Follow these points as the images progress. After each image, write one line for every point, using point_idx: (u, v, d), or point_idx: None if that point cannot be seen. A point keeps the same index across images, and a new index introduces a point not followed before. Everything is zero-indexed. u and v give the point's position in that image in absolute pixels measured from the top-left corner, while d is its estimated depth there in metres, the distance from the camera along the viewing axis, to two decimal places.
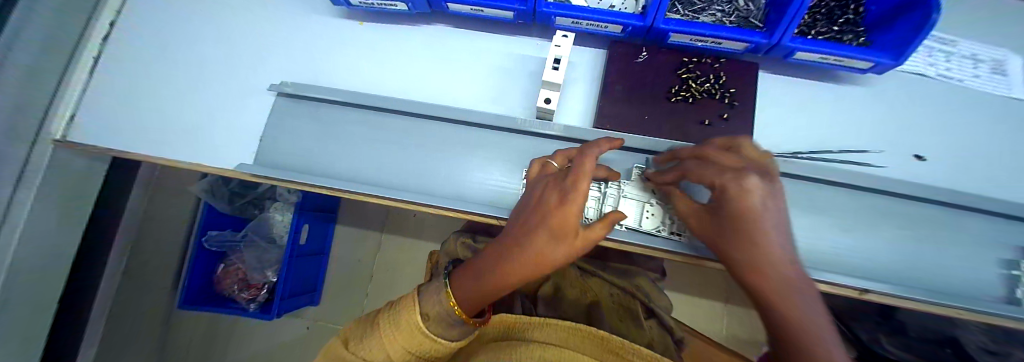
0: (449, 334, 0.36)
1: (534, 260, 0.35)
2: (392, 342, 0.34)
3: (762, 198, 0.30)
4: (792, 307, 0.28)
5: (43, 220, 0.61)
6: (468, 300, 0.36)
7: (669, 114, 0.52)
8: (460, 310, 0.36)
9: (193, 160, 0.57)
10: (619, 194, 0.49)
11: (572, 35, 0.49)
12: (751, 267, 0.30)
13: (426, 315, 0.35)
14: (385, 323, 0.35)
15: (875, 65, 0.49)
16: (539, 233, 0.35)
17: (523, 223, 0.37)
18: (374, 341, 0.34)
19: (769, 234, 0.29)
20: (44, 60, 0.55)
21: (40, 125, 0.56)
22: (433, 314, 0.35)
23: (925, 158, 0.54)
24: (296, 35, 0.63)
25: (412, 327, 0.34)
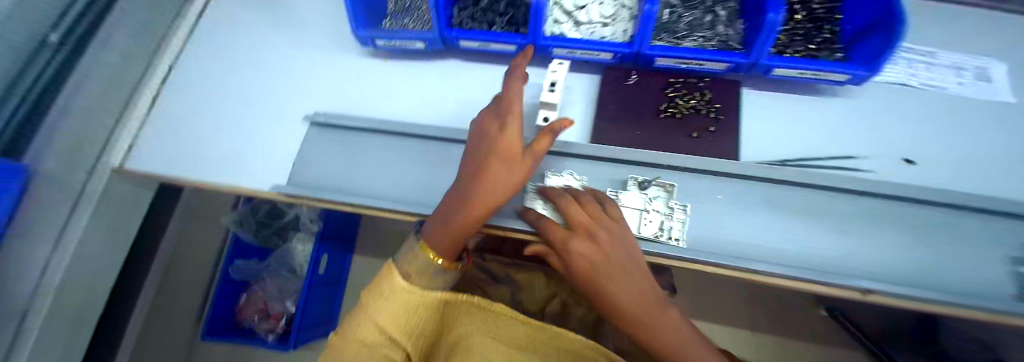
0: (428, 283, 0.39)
1: (494, 188, 0.38)
2: (381, 310, 0.35)
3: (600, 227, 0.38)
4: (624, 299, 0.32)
5: (93, 240, 0.67)
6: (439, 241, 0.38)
7: (660, 129, 0.56)
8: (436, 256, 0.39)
9: (232, 183, 0.64)
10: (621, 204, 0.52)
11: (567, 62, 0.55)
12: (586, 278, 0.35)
13: (409, 274, 0.37)
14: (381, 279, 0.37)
15: (851, 77, 0.53)
16: (496, 163, 0.38)
17: (478, 158, 0.40)
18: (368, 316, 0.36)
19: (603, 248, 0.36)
20: (109, 99, 0.64)
21: (101, 156, 0.65)
22: (414, 271, 0.38)
23: (916, 162, 0.55)
24: (327, 74, 0.72)
25: (398, 290, 0.35)
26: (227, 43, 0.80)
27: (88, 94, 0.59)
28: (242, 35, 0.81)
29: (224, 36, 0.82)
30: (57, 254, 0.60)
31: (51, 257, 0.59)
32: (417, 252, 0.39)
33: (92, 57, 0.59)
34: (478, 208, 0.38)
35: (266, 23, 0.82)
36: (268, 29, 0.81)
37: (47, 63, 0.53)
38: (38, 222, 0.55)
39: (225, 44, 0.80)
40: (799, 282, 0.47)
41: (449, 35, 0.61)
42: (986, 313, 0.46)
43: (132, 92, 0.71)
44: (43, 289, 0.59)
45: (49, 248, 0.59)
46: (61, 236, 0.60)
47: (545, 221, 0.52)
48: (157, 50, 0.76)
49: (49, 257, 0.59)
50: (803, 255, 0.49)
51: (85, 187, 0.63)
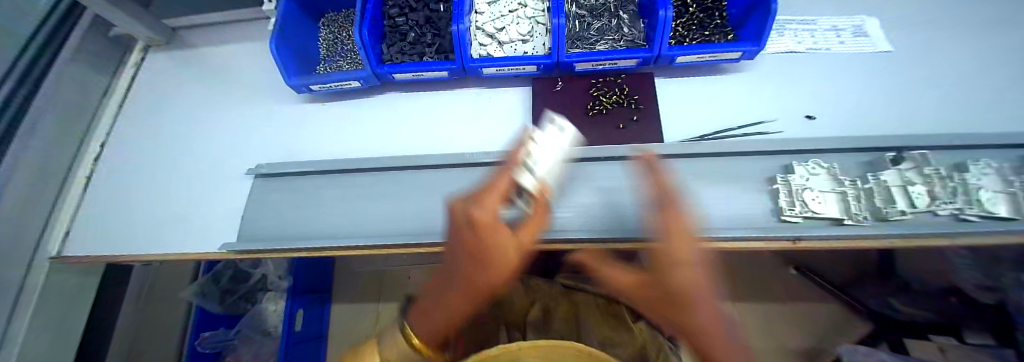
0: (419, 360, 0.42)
1: (490, 270, 0.41)
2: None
3: (678, 234, 0.35)
4: (708, 323, 0.29)
5: (39, 340, 0.68)
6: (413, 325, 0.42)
7: (590, 126, 0.60)
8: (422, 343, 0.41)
9: (177, 251, 0.62)
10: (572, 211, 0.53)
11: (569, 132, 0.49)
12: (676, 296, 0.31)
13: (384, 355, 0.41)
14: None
15: (743, 53, 0.59)
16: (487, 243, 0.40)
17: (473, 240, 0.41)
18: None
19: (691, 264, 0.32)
20: (37, 189, 0.66)
21: (35, 250, 0.66)
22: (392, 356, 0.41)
23: (817, 117, 0.62)
24: (267, 125, 0.72)
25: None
26: (159, 111, 0.81)
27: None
28: (174, 100, 0.81)
29: (154, 106, 0.82)
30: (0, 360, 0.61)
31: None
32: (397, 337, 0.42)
33: (5, 164, 0.62)
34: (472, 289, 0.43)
35: (198, 84, 0.82)
36: (200, 90, 0.81)
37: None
38: None
39: (158, 112, 0.81)
40: (738, 244, 0.51)
41: (381, 71, 0.64)
42: (893, 238, 0.51)
43: (62, 177, 0.72)
44: None
45: None
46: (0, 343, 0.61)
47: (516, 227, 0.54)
48: (83, 136, 0.77)
49: None
50: (729, 218, 0.53)
51: (24, 285, 0.64)
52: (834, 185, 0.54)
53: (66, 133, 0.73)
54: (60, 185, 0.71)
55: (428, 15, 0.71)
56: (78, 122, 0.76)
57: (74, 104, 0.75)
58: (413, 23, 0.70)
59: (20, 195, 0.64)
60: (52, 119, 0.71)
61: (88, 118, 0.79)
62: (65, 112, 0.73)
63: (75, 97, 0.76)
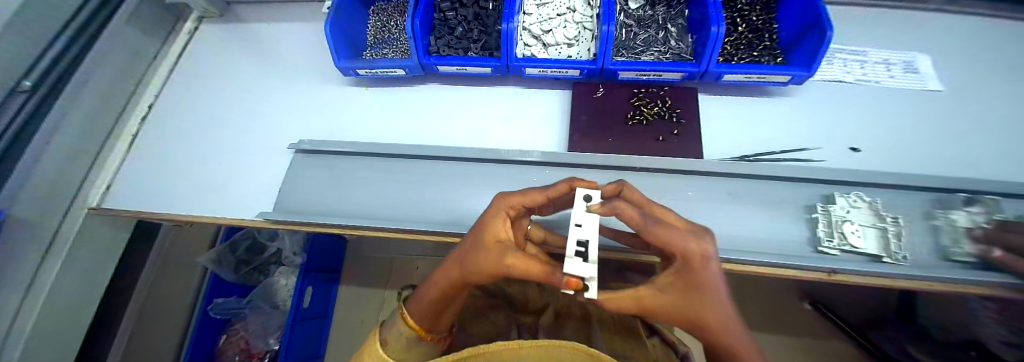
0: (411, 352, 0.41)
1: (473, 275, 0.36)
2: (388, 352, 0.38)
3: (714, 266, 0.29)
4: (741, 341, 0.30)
5: (66, 287, 0.69)
6: (418, 319, 0.40)
7: (629, 135, 0.61)
8: (418, 328, 0.40)
9: (213, 214, 0.64)
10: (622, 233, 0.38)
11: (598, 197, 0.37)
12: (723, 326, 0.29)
13: (386, 344, 0.39)
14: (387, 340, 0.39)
15: (793, 78, 0.59)
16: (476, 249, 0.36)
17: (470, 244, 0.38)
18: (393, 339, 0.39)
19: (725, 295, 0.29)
20: (84, 142, 0.70)
21: (75, 197, 0.69)
22: (392, 343, 0.39)
23: (860, 150, 0.61)
24: (310, 102, 0.75)
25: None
26: (206, 79, 0.84)
27: (55, 144, 0.64)
28: (222, 69, 0.85)
29: (201, 74, 0.85)
30: (29, 302, 0.63)
31: (20, 306, 0.61)
32: (397, 319, 0.41)
33: (58, 114, 0.65)
34: (455, 287, 0.38)
35: (246, 58, 0.85)
36: (247, 64, 0.84)
37: (9, 121, 0.60)
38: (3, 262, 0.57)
39: (205, 80, 0.84)
40: (771, 269, 0.51)
41: (427, 61, 0.65)
42: (933, 281, 0.50)
43: (108, 133, 0.76)
44: (11, 337, 0.61)
45: (19, 295, 0.61)
46: (31, 285, 0.63)
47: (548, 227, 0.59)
48: (133, 96, 0.81)
49: (19, 305, 0.61)
50: (763, 242, 0.53)
51: (59, 230, 0.66)
52: (875, 220, 0.52)
53: (118, 90, 0.77)
54: (104, 142, 0.75)
55: (477, 11, 0.73)
56: (130, 82, 0.80)
57: (128, 63, 0.79)
58: (462, 18, 0.72)
59: (69, 142, 0.67)
60: (105, 73, 0.73)
61: (138, 80, 0.82)
62: (117, 71, 0.76)
63: (129, 57, 0.79)
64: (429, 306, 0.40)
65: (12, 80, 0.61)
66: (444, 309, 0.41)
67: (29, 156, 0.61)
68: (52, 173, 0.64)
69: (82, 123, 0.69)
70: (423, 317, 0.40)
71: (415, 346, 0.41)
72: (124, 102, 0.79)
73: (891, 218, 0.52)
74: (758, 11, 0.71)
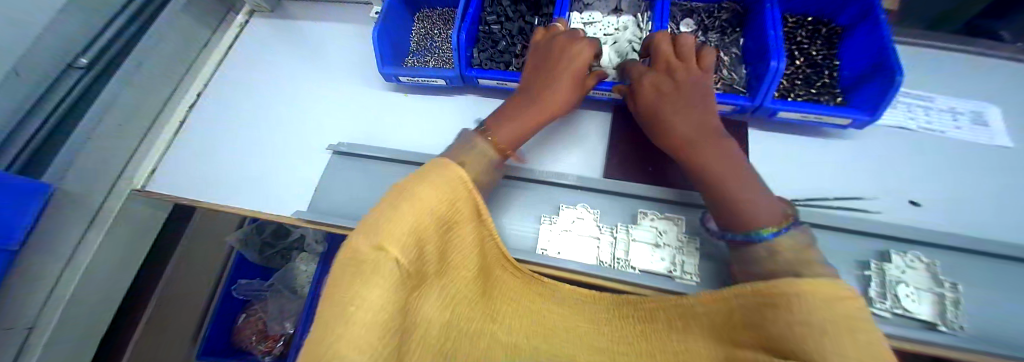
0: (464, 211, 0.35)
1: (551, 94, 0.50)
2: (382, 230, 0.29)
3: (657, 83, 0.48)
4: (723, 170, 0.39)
5: (105, 260, 0.74)
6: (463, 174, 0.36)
7: (670, 166, 0.59)
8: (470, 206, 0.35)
9: (254, 206, 0.67)
10: (697, 248, 0.52)
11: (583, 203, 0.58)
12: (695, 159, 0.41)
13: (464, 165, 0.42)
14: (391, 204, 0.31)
15: (854, 121, 0.56)
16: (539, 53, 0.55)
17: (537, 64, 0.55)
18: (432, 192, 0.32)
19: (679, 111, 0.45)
20: (131, 122, 0.73)
21: (122, 174, 0.73)
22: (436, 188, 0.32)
23: (920, 204, 0.57)
24: (351, 102, 0.76)
25: (454, 176, 0.34)
26: (253, 70, 0.87)
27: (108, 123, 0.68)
28: (269, 62, 0.88)
29: (248, 66, 0.89)
30: (69, 270, 0.67)
31: (60, 274, 0.66)
32: (473, 145, 0.44)
33: (111, 96, 0.68)
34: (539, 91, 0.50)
35: (294, 53, 0.88)
36: (291, 61, 0.86)
37: (58, 101, 0.63)
38: (49, 235, 0.61)
39: (252, 71, 0.87)
40: None
41: (468, 73, 0.65)
42: None
43: (156, 115, 0.79)
44: (52, 303, 0.65)
45: (61, 264, 0.65)
46: (72, 254, 0.67)
47: (559, 254, 0.54)
48: (182, 82, 0.85)
49: (60, 273, 0.66)
50: None
51: (102, 208, 0.70)
52: (932, 284, 0.48)
53: (169, 76, 0.81)
54: (150, 125, 0.78)
55: (522, 26, 0.72)
56: (180, 67, 0.84)
57: (175, 50, 0.81)
58: (506, 32, 0.71)
59: (118, 123, 0.70)
60: (157, 58, 0.77)
61: (189, 65, 0.86)
62: (169, 56, 0.80)
63: (181, 46, 0.83)
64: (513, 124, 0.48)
65: (71, 55, 0.65)
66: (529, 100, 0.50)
67: (81, 134, 0.64)
68: (103, 151, 0.68)
69: (131, 104, 0.72)
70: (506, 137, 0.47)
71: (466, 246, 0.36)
72: (174, 86, 0.83)
73: (950, 283, 0.47)
74: (818, 44, 0.67)
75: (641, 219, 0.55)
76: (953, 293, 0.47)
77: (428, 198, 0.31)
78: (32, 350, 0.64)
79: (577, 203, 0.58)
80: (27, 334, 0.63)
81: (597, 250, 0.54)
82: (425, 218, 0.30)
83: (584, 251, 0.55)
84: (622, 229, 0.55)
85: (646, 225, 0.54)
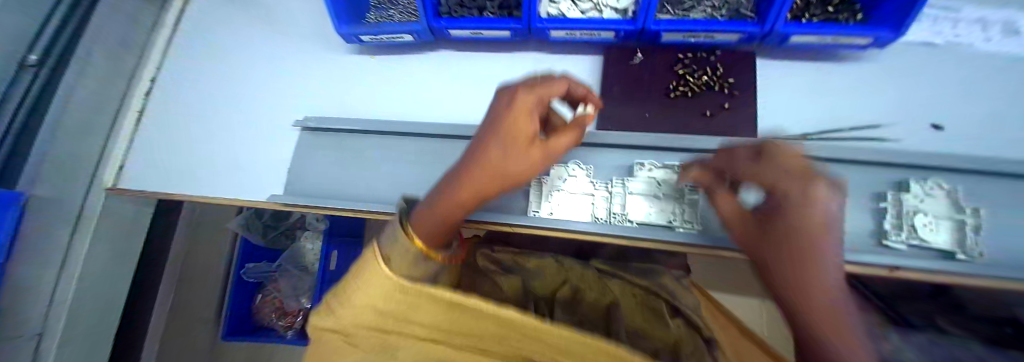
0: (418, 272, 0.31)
1: (511, 163, 0.34)
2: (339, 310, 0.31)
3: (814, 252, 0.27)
4: (835, 314, 0.26)
5: (100, 261, 0.72)
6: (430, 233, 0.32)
7: (670, 109, 0.53)
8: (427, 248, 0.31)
9: (230, 195, 0.63)
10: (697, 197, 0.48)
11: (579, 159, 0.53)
12: (796, 286, 0.27)
13: (389, 258, 0.29)
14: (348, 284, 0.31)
15: (875, 40, 0.49)
16: (509, 90, 0.36)
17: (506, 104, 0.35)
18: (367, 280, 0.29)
19: (828, 255, 0.26)
20: (94, 119, 0.66)
21: (94, 175, 0.68)
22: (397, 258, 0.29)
23: (944, 127, 0.52)
24: (316, 70, 0.69)
25: (378, 273, 0.28)
26: (205, 46, 0.78)
27: (69, 121, 0.62)
28: (220, 35, 0.78)
29: (199, 42, 0.79)
30: (65, 276, 0.66)
31: (57, 280, 0.65)
32: (396, 235, 0.30)
33: (66, 88, 0.61)
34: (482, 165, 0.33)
35: (245, 21, 0.78)
36: (245, 31, 0.77)
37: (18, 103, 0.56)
38: (32, 243, 0.58)
39: (204, 47, 0.78)
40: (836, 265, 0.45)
41: (437, 25, 0.57)
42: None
43: (118, 105, 0.72)
44: (54, 310, 0.65)
45: (55, 272, 0.64)
46: (64, 261, 0.65)
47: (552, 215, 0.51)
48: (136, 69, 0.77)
49: (57, 280, 0.65)
50: None
51: (81, 211, 0.67)
52: (952, 211, 0.45)
53: (122, 63, 0.72)
54: (114, 116, 0.71)
55: None
56: (133, 51, 0.74)
57: (124, 33, 0.72)
58: None
59: (79, 121, 0.64)
60: (106, 45, 0.68)
61: (141, 49, 0.77)
62: (118, 39, 0.70)
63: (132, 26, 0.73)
64: (446, 214, 0.33)
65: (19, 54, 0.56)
66: (463, 185, 0.34)
67: (42, 137, 0.58)
68: (70, 153, 0.63)
69: (92, 96, 0.66)
70: (435, 233, 0.32)
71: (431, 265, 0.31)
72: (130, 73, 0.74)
73: (972, 209, 0.44)
74: None
75: (636, 170, 0.51)
76: (975, 219, 0.44)
77: (360, 302, 0.28)
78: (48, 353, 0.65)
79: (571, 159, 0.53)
80: (38, 340, 0.63)
81: (592, 207, 0.52)
82: (365, 312, 0.29)
83: (578, 209, 0.52)
84: (619, 184, 0.51)
85: (643, 177, 0.50)
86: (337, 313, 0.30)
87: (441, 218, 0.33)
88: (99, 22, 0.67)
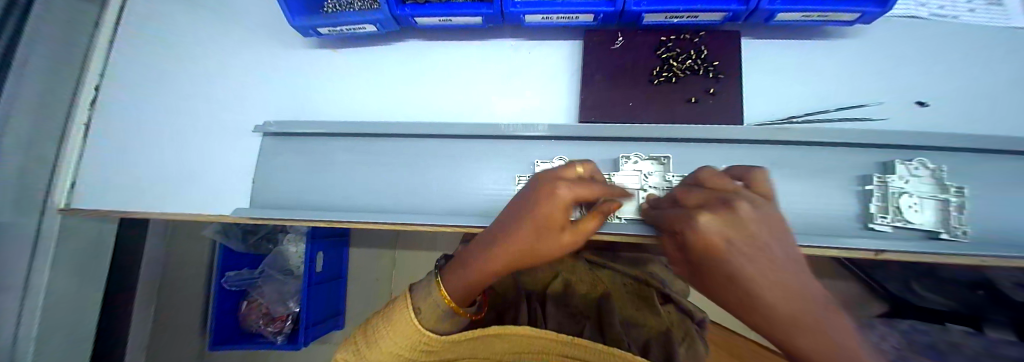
0: (437, 327, 0.39)
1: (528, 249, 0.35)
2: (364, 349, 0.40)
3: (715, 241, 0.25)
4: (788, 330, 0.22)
5: (68, 285, 0.68)
6: (451, 288, 0.38)
7: (652, 97, 0.50)
8: (451, 302, 0.38)
9: (193, 209, 0.59)
10: None
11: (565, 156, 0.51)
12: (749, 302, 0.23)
13: (419, 311, 0.38)
14: (376, 326, 0.40)
15: (860, 16, 0.47)
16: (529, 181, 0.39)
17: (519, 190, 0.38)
18: (393, 326, 0.38)
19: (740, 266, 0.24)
20: (37, 133, 0.59)
21: (44, 196, 0.62)
22: (424, 310, 0.38)
23: (927, 104, 0.51)
24: (275, 68, 0.63)
25: (405, 320, 0.38)
26: (151, 45, 0.70)
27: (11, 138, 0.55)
28: (167, 31, 0.71)
29: (144, 40, 0.71)
30: (29, 303, 0.61)
31: (21, 309, 0.60)
32: (430, 288, 0.39)
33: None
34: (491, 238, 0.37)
35: (195, 15, 0.70)
36: (195, 26, 0.70)
37: None
38: None
39: (151, 46, 0.70)
40: (813, 250, 0.46)
41: (402, 13, 0.52)
42: (1002, 258, 0.44)
43: (63, 119, 0.64)
44: (22, 340, 0.61)
45: (16, 301, 0.59)
46: (26, 288, 0.61)
47: None
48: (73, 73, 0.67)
49: (20, 309, 0.60)
50: (799, 217, 0.47)
51: (37, 234, 0.61)
52: (936, 191, 0.45)
53: (65, 69, 0.63)
54: (61, 129, 0.64)
55: None
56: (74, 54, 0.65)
57: (65, 32, 0.63)
58: None
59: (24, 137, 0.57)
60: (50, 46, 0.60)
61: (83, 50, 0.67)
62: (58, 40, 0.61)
63: (72, 23, 0.64)
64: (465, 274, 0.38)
65: None
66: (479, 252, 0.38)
67: None
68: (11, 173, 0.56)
69: (35, 108, 0.58)
70: (459, 292, 0.38)
71: (449, 318, 0.39)
72: (73, 79, 0.66)
73: (956, 188, 0.44)
74: None
75: (622, 164, 0.49)
76: (958, 197, 0.44)
77: (387, 348, 0.38)
78: None
79: (555, 156, 0.51)
80: None
81: None
82: (389, 355, 0.39)
83: None
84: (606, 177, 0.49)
85: (629, 170, 0.48)
86: (366, 356, 0.40)
87: (464, 277, 0.38)
88: (36, 25, 0.58)
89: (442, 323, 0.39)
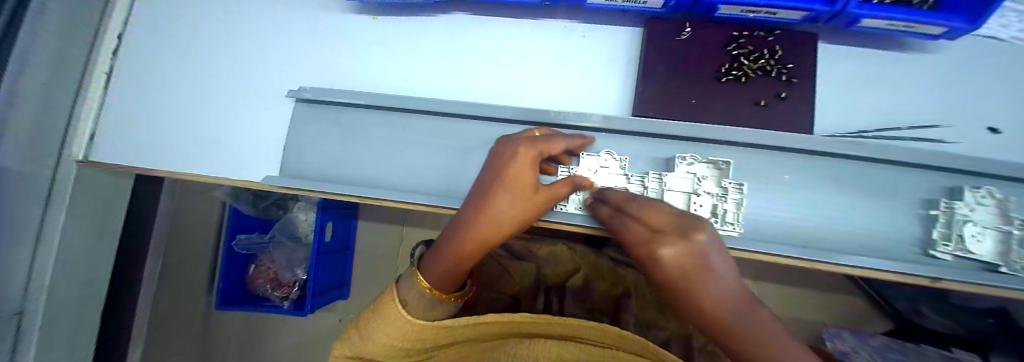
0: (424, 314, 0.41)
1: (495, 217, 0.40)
2: (361, 340, 0.42)
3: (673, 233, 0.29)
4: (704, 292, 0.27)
5: (81, 237, 0.66)
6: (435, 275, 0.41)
7: (717, 96, 0.48)
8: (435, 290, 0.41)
9: (217, 172, 0.57)
10: (743, 196, 0.44)
11: (613, 149, 0.48)
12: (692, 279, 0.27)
13: (404, 301, 0.41)
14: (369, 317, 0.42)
15: (946, 31, 0.44)
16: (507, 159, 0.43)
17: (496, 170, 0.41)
18: (380, 317, 0.40)
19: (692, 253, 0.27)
20: (56, 79, 0.56)
21: (62, 145, 0.59)
22: (410, 300, 0.41)
23: (1000, 132, 0.49)
24: (309, 30, 0.60)
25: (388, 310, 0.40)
26: None
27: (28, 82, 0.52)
28: None
29: None
30: (42, 251, 0.59)
31: (33, 256, 0.58)
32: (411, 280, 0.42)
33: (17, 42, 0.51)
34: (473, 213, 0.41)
35: None
36: None
37: None
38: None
39: None
40: (869, 272, 0.44)
41: None
42: None
43: (81, 65, 0.61)
44: (33, 291, 0.59)
45: (29, 250, 0.57)
46: (39, 236, 0.58)
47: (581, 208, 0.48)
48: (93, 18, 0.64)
49: (33, 258, 0.58)
50: (854, 236, 0.46)
51: (54, 182, 0.59)
52: (998, 222, 0.42)
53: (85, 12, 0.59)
54: (79, 76, 0.61)
55: None
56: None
57: None
58: None
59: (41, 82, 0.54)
60: None
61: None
62: None
63: None
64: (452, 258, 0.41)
65: None
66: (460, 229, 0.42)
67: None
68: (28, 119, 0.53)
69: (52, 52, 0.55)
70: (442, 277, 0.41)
71: (435, 304, 0.42)
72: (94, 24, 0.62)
73: (1023, 221, 0.41)
74: None
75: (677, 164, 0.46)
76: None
77: (380, 339, 0.41)
78: (29, 332, 0.60)
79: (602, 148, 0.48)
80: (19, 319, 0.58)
81: None
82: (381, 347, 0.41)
83: None
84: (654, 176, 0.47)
85: (681, 172, 0.46)
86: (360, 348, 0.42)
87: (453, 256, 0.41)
88: None
89: (429, 309, 0.41)
